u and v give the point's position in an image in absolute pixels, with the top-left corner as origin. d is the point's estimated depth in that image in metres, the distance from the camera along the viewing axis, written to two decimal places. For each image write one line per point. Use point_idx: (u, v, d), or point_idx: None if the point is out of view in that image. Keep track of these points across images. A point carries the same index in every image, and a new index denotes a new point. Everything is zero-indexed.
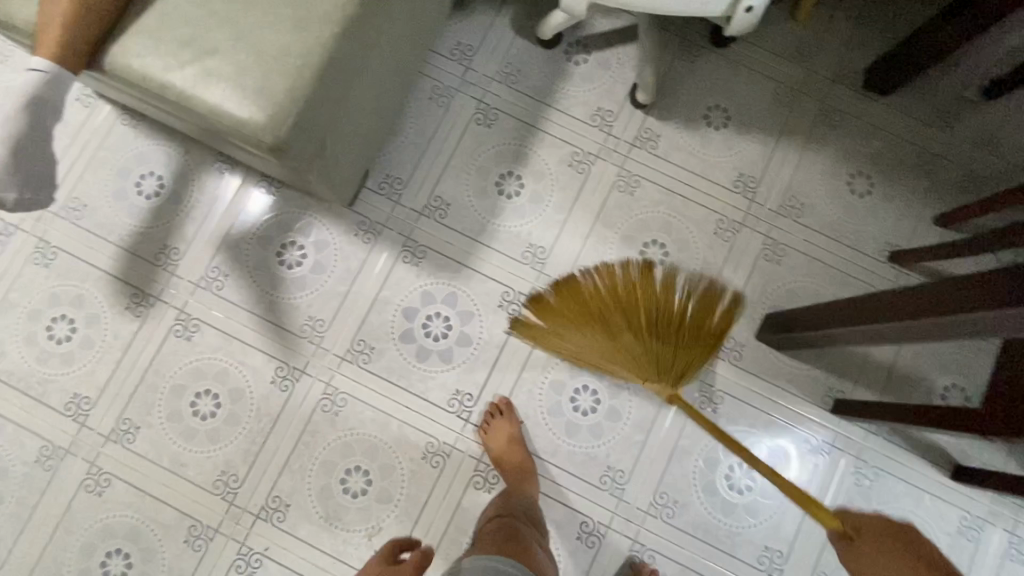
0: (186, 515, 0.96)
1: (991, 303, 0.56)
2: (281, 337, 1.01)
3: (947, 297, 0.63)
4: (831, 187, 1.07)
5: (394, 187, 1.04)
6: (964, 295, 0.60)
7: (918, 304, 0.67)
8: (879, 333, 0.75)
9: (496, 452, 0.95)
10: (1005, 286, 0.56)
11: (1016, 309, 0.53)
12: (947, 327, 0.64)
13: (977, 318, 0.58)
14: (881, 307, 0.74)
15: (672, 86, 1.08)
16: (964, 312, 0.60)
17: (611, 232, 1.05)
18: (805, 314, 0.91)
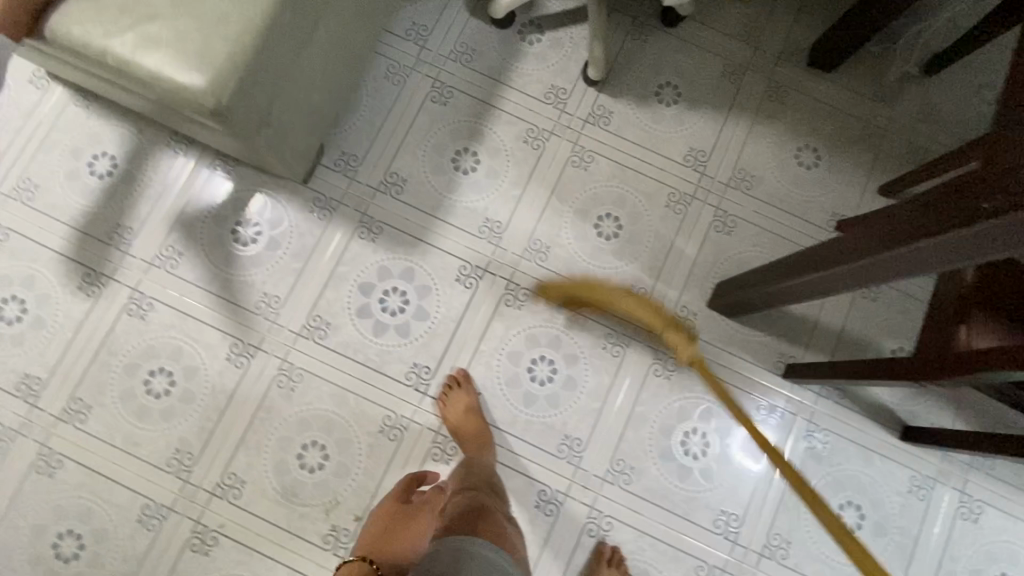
0: (140, 494, 0.95)
1: (932, 229, 0.54)
2: (237, 314, 1.01)
3: (881, 236, 0.61)
4: (780, 160, 1.10)
5: (350, 164, 1.05)
6: (905, 227, 0.58)
7: (862, 244, 0.64)
8: (825, 282, 0.72)
9: (450, 424, 0.96)
10: (944, 211, 0.53)
11: (957, 230, 0.50)
12: (871, 271, 0.64)
13: (919, 248, 0.56)
14: (826, 255, 0.71)
15: (624, 64, 1.11)
16: (893, 250, 0.59)
17: (566, 206, 1.06)
18: (756, 275, 0.88)
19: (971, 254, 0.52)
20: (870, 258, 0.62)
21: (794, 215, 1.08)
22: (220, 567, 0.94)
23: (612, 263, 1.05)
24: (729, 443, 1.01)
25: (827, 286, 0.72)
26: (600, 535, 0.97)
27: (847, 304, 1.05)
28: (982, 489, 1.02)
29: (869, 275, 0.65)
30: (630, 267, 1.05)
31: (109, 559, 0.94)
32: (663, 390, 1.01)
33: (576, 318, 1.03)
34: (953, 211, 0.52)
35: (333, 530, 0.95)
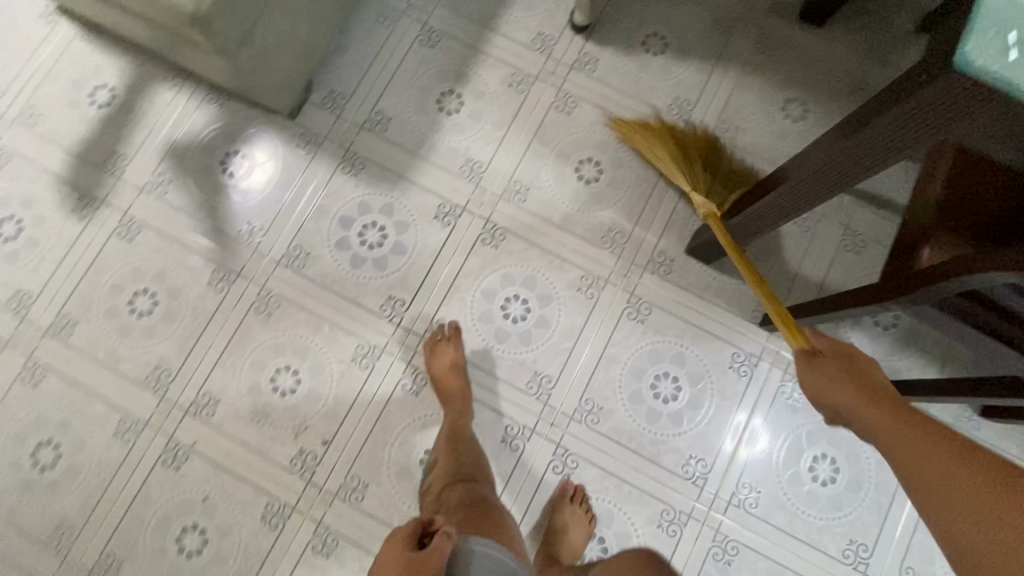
0: (118, 408, 0.98)
1: (896, 104, 0.50)
2: (221, 241, 1.03)
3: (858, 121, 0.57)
4: (765, 111, 1.09)
5: (337, 102, 1.08)
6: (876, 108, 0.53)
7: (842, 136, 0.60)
8: (816, 184, 0.68)
9: (436, 375, 0.96)
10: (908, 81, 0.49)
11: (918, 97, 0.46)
12: (842, 166, 0.62)
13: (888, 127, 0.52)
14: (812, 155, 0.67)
15: (611, 13, 1.11)
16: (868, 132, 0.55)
17: (548, 149, 1.07)
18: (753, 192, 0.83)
19: (919, 134, 0.51)
20: (833, 152, 0.61)
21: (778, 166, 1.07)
22: (190, 482, 0.96)
23: (591, 206, 1.05)
24: (700, 389, 1.00)
25: (818, 187, 0.68)
26: (565, 472, 0.97)
27: (829, 255, 1.03)
28: None
29: (854, 168, 0.61)
30: (608, 211, 1.05)
31: (85, 469, 0.97)
32: (634, 333, 1.01)
33: (552, 259, 1.04)
34: (900, 86, 0.49)
35: (301, 453, 0.97)
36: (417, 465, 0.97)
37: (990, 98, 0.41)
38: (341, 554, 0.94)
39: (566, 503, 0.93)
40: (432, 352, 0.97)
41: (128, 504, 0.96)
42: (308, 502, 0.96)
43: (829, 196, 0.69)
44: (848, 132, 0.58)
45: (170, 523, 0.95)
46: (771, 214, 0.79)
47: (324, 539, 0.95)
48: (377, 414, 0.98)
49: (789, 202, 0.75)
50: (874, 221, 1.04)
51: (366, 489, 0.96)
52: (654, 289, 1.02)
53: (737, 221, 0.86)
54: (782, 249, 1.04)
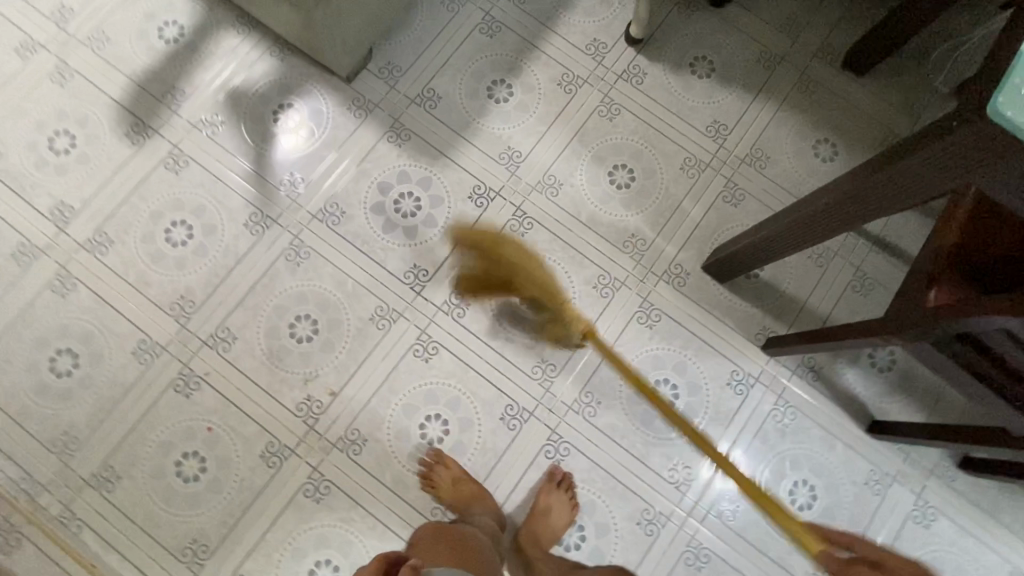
0: (138, 330, 1.01)
1: (940, 138, 0.54)
2: (262, 187, 1.07)
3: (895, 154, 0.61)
4: (797, 147, 1.13)
5: (393, 73, 1.13)
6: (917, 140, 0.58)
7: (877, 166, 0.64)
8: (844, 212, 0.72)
9: (450, 499, 0.95)
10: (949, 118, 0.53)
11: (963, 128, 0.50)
12: (874, 194, 0.66)
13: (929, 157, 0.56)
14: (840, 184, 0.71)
15: (665, 32, 1.16)
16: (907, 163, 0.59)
17: (585, 150, 1.12)
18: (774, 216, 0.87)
19: (947, 175, 0.56)
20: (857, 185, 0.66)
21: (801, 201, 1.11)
22: (197, 411, 0.99)
23: (619, 211, 1.09)
24: (696, 399, 1.04)
25: (845, 214, 0.72)
26: (557, 458, 1.00)
27: (836, 293, 1.08)
28: (939, 496, 1.02)
29: (885, 197, 0.65)
30: (634, 218, 1.09)
31: (99, 382, 1.00)
32: (641, 336, 1.05)
33: (574, 255, 1.08)
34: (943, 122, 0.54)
35: (307, 400, 1.01)
36: (416, 429, 1.00)
37: (1020, 146, 0.47)
38: (331, 502, 0.98)
39: (549, 494, 0.96)
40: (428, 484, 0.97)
41: (134, 423, 0.99)
42: (307, 448, 0.99)
43: (855, 223, 0.73)
44: (881, 166, 0.63)
45: (172, 447, 0.98)
46: (790, 240, 0.84)
47: (317, 485, 0.98)
48: (385, 374, 1.02)
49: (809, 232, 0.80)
50: (884, 268, 1.08)
51: (364, 443, 1.00)
52: (668, 299, 1.06)
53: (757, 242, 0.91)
54: (793, 281, 1.08)
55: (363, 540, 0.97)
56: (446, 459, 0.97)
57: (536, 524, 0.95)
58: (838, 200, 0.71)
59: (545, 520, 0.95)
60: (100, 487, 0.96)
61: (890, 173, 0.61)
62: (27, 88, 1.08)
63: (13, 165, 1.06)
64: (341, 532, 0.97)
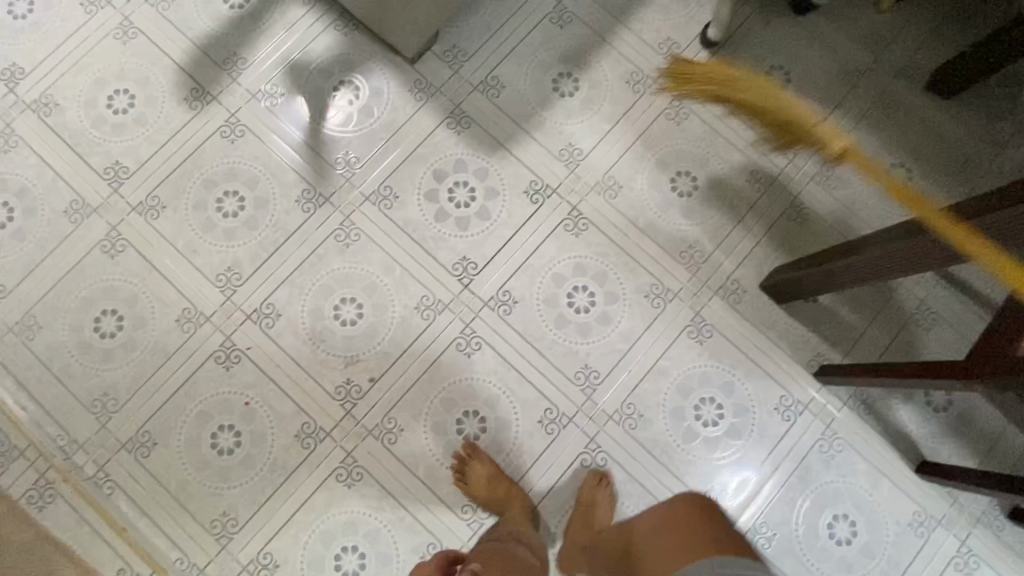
0: (184, 297, 1.01)
1: None
2: (316, 164, 1.06)
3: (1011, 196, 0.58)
4: (869, 169, 1.08)
5: (457, 57, 1.09)
6: None
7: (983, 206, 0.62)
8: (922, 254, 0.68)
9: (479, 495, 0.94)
10: None
11: None
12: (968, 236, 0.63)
13: None
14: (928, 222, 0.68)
15: (742, 37, 1.11)
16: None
17: (648, 154, 1.08)
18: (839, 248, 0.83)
19: None
20: (924, 239, 0.66)
21: (869, 225, 1.06)
22: (236, 384, 0.99)
23: (678, 220, 1.06)
24: (741, 421, 1.01)
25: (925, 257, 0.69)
26: (593, 467, 0.98)
27: (898, 325, 1.03)
28: (984, 545, 0.98)
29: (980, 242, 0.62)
30: (693, 228, 1.06)
31: (141, 347, 1.00)
32: (690, 352, 1.02)
33: (628, 261, 1.04)
34: None
35: (347, 383, 0.99)
36: (453, 424, 0.99)
37: None
38: (363, 488, 0.97)
39: (596, 494, 0.94)
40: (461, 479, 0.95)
41: (174, 391, 0.99)
42: (342, 432, 0.98)
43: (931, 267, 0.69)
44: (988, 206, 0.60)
45: (209, 418, 0.98)
46: (843, 278, 0.84)
47: (349, 470, 0.97)
48: (426, 365, 1.00)
49: (862, 273, 0.80)
50: (951, 303, 1.04)
51: (400, 433, 0.98)
52: (721, 315, 1.03)
53: (823, 271, 0.87)
54: (854, 309, 1.04)
55: (391, 531, 0.96)
56: (480, 455, 0.95)
57: (585, 522, 0.92)
58: (900, 249, 0.71)
59: (591, 516, 0.93)
60: (136, 451, 0.97)
61: (995, 219, 0.59)
62: (91, 43, 1.07)
63: (71, 120, 1.05)
64: (370, 520, 0.96)
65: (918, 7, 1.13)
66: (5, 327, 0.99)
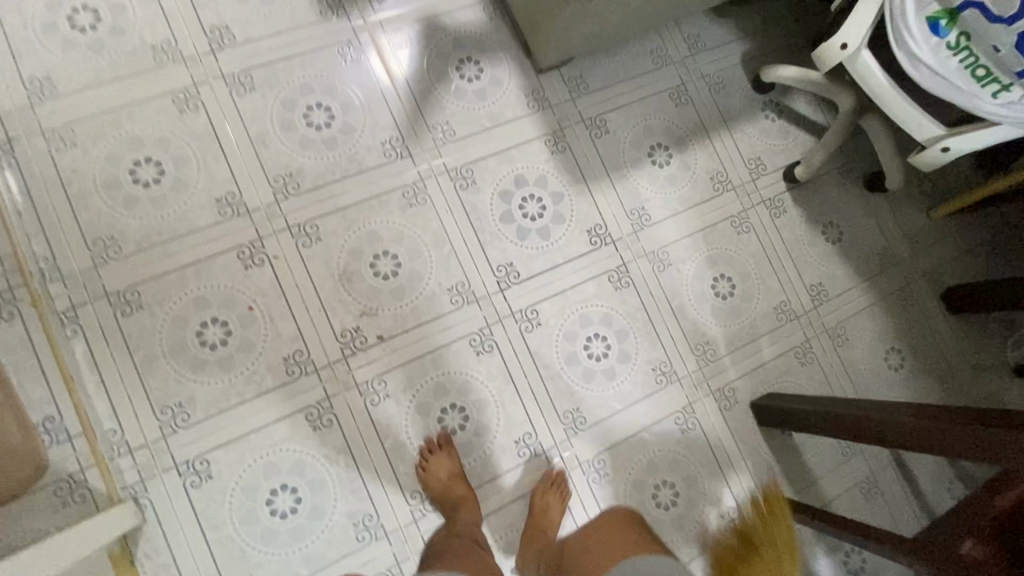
0: (234, 181, 0.98)
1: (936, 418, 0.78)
2: (414, 118, 1.06)
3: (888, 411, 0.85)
4: (874, 344, 1.19)
5: (579, 87, 1.14)
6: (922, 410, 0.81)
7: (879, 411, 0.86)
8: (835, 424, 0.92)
9: (437, 486, 0.94)
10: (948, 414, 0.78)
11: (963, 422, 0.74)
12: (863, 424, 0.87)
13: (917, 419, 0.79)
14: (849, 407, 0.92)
15: (816, 186, 1.23)
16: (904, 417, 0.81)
17: (705, 247, 1.15)
18: (790, 398, 1.05)
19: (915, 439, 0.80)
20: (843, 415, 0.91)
21: (855, 391, 1.17)
22: (248, 285, 0.96)
23: (706, 315, 1.13)
24: (690, 515, 1.05)
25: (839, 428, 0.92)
26: None
27: (847, 485, 1.13)
28: None
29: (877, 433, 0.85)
30: (715, 328, 1.13)
31: (170, 209, 0.95)
32: (670, 435, 1.07)
33: (649, 331, 1.10)
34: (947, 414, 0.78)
35: (355, 330, 0.98)
36: (436, 411, 0.99)
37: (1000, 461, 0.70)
38: (326, 435, 0.95)
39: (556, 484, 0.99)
40: (425, 457, 0.96)
41: (181, 266, 0.94)
42: (330, 374, 0.96)
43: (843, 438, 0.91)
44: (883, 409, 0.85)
45: (205, 305, 0.94)
46: (800, 422, 1.00)
47: (321, 413, 0.95)
48: (434, 346, 1.01)
49: (828, 427, 0.94)
50: (893, 485, 1.14)
51: (385, 397, 0.98)
52: (709, 414, 1.09)
53: (766, 406, 1.08)
54: (817, 456, 1.13)
55: (336, 488, 0.94)
56: (452, 450, 0.96)
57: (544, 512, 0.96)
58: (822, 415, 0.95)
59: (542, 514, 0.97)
60: (118, 307, 0.91)
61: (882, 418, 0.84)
62: None
63: None
64: (320, 468, 0.94)
65: (961, 227, 1.27)
66: (40, 127, 0.93)
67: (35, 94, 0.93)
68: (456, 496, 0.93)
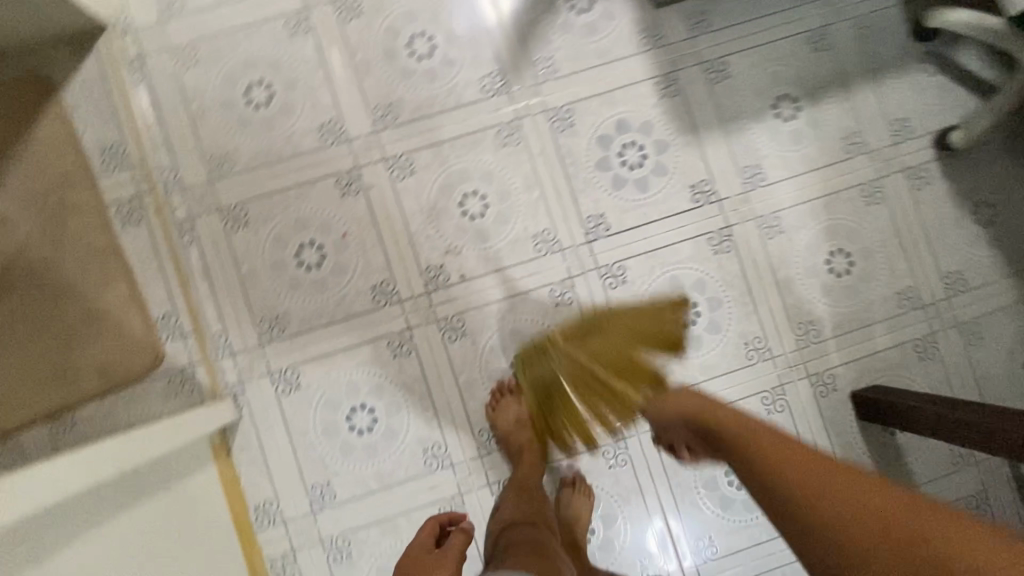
0: (336, 108, 0.99)
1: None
2: (517, 52, 1.01)
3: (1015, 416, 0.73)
4: (1014, 347, 1.03)
5: (701, 24, 1.03)
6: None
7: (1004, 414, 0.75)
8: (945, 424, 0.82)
9: (503, 429, 0.95)
10: None
11: None
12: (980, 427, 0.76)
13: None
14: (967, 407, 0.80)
15: (974, 157, 1.04)
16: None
17: (824, 216, 1.03)
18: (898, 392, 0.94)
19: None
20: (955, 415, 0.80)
21: (980, 396, 1.02)
22: (343, 212, 0.99)
23: (813, 292, 1.02)
24: None
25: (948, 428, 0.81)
26: (610, 462, 0.99)
27: (951, 497, 1.01)
28: None
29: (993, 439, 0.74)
30: (822, 307, 1.02)
31: (277, 131, 0.99)
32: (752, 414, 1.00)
33: (745, 302, 1.01)
34: None
35: (438, 267, 0.99)
36: (510, 356, 0.99)
37: None
38: (404, 365, 0.98)
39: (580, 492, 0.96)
40: (495, 399, 0.97)
41: (284, 189, 0.99)
42: (412, 307, 0.98)
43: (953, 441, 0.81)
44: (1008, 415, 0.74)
45: (303, 228, 0.98)
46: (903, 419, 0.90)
47: (401, 343, 0.98)
48: (514, 291, 1.00)
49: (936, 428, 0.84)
50: (1009, 507, 1.01)
51: (462, 336, 0.99)
52: (800, 399, 1.01)
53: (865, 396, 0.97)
54: (920, 461, 1.01)
55: (409, 415, 0.98)
56: (522, 396, 0.97)
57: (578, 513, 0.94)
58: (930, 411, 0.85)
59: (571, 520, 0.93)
60: (227, 221, 0.98)
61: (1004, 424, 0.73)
62: None
63: None
64: (396, 395, 0.98)
65: None
66: (169, 44, 0.98)
67: (166, 12, 0.98)
68: (521, 442, 0.94)
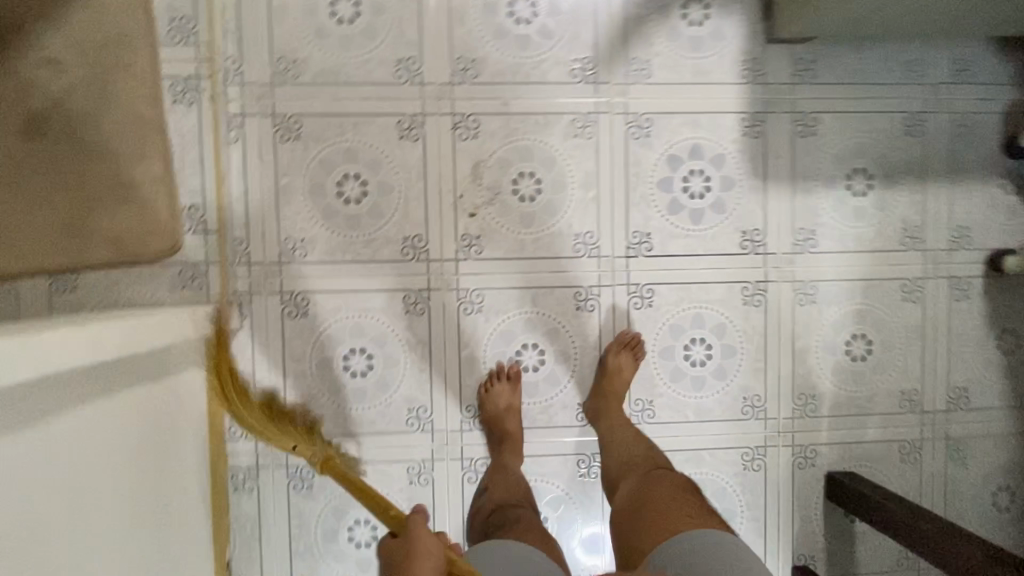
0: (419, 47, 0.95)
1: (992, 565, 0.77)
2: (615, 45, 0.97)
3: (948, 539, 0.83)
4: (991, 474, 1.06)
5: (805, 73, 0.99)
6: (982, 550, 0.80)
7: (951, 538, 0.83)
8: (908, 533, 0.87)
9: (489, 413, 0.96)
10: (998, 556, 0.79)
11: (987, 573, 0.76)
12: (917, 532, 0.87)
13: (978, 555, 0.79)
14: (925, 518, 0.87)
15: (1019, 284, 1.04)
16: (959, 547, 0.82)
17: (859, 299, 1.02)
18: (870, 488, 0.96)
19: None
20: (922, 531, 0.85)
21: (944, 510, 1.05)
22: (396, 155, 0.96)
23: (824, 368, 1.03)
24: None
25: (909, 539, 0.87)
26: (581, 472, 1.01)
27: None
28: None
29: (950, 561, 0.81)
30: (828, 384, 1.03)
31: (352, 53, 0.95)
32: (729, 465, 1.02)
33: (757, 358, 1.01)
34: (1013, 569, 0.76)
35: (473, 237, 0.97)
36: (517, 344, 0.99)
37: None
38: (413, 322, 0.97)
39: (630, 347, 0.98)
40: (489, 382, 0.97)
41: (344, 113, 0.95)
42: (437, 269, 0.97)
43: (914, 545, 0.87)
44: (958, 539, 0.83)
45: (351, 159, 0.96)
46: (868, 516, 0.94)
47: (416, 301, 0.97)
48: (540, 283, 0.98)
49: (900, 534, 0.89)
50: None
51: (477, 312, 0.98)
52: (778, 465, 1.03)
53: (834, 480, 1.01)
54: (870, 552, 1.05)
55: (404, 372, 0.98)
56: (517, 385, 0.97)
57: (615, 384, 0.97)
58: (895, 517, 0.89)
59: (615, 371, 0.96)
60: (278, 130, 0.94)
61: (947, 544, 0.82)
62: None
63: None
64: (397, 349, 0.97)
65: None
66: None
67: None
68: (504, 428, 0.96)
